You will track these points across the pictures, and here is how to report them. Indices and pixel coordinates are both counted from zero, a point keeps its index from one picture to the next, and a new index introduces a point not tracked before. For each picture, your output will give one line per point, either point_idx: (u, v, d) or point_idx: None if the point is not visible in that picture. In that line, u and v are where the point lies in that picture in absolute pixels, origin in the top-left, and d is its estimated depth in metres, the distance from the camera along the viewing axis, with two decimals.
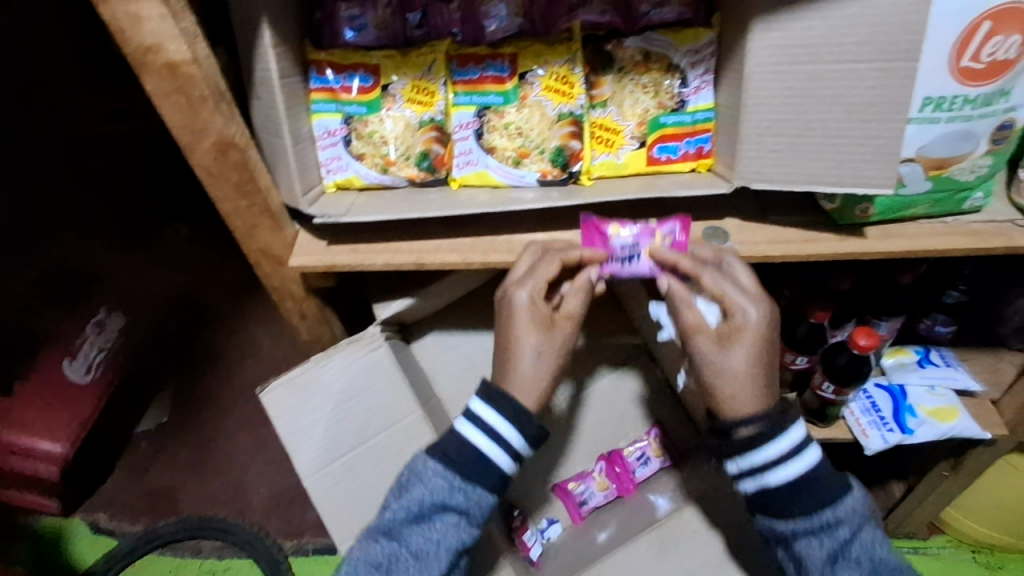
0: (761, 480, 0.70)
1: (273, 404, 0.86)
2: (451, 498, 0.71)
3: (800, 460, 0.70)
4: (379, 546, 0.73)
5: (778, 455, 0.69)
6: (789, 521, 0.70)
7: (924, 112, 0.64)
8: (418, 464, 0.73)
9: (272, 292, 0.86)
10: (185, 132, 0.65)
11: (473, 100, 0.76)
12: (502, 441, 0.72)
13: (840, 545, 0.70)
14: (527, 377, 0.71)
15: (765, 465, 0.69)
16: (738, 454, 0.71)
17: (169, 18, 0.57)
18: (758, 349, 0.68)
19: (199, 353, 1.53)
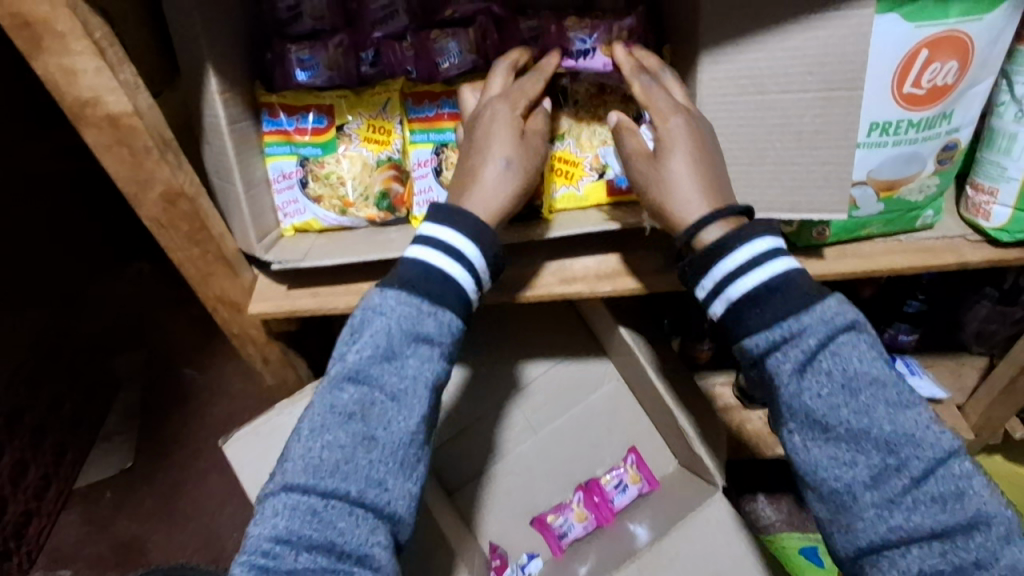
0: (729, 293, 0.57)
1: (238, 455, 0.83)
2: (422, 324, 0.59)
3: (775, 266, 0.56)
4: (346, 394, 0.58)
5: (745, 259, 0.56)
6: (771, 342, 0.55)
7: (871, 136, 0.65)
8: (370, 297, 0.61)
9: (233, 338, 0.83)
10: (130, 183, 0.63)
11: (430, 137, 0.76)
12: (458, 254, 0.61)
13: (839, 369, 0.55)
14: (476, 198, 0.63)
15: (725, 276, 0.56)
16: (704, 266, 0.58)
17: (106, 70, 0.55)
18: (698, 152, 0.61)
19: (165, 393, 1.43)
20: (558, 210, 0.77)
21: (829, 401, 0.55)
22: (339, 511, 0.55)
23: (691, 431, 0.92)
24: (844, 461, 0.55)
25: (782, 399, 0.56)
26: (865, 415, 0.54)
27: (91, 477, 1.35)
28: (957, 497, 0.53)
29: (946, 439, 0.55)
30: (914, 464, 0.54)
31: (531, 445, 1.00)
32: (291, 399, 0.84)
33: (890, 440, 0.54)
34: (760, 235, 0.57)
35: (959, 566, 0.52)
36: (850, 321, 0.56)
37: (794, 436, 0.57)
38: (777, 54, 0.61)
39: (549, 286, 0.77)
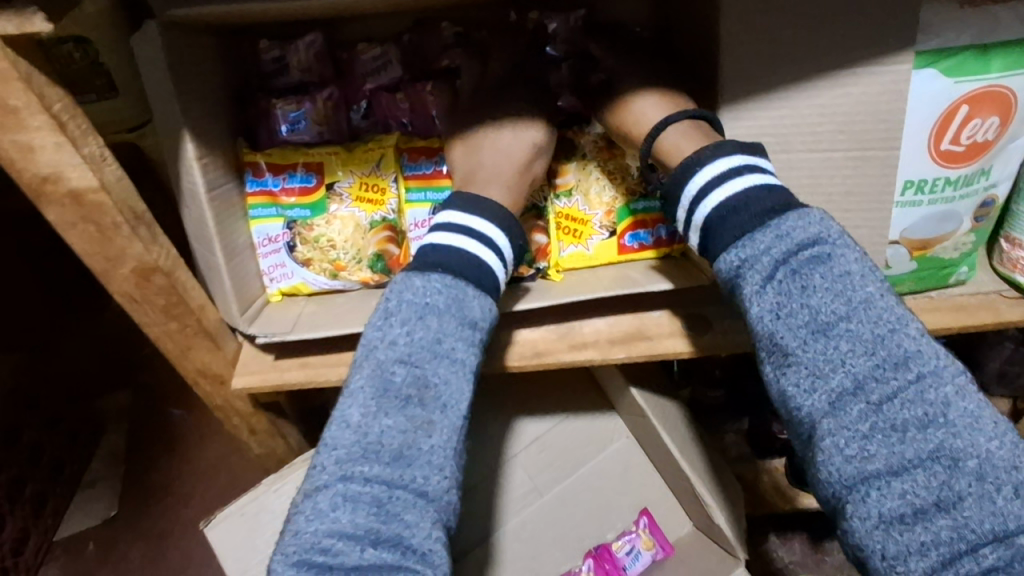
0: (699, 215, 0.55)
1: (219, 540, 0.77)
2: (466, 309, 0.57)
3: (746, 177, 0.54)
4: (398, 377, 0.54)
5: (709, 179, 0.55)
6: (737, 262, 0.52)
7: (906, 195, 0.60)
8: (408, 279, 0.57)
9: (216, 410, 0.77)
10: (99, 260, 0.57)
11: (428, 196, 0.70)
12: (493, 244, 0.60)
13: (797, 284, 0.50)
14: (490, 174, 0.64)
15: (692, 200, 0.56)
16: (675, 194, 0.58)
17: (67, 146, 0.50)
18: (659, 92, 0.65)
19: (148, 443, 1.34)
20: (565, 269, 0.72)
21: (786, 321, 0.50)
22: (405, 503, 0.50)
23: (711, 502, 0.85)
24: (804, 388, 0.49)
25: (748, 325, 0.52)
26: (822, 335, 0.48)
27: (71, 527, 1.26)
28: (925, 426, 0.46)
29: (927, 359, 0.47)
30: (875, 388, 0.47)
31: (541, 497, 0.94)
32: (279, 477, 0.78)
33: (850, 363, 0.48)
34: (730, 154, 0.56)
35: (922, 508, 0.45)
36: (816, 236, 0.50)
37: (766, 366, 0.52)
38: (804, 111, 0.56)
39: (557, 352, 0.71)
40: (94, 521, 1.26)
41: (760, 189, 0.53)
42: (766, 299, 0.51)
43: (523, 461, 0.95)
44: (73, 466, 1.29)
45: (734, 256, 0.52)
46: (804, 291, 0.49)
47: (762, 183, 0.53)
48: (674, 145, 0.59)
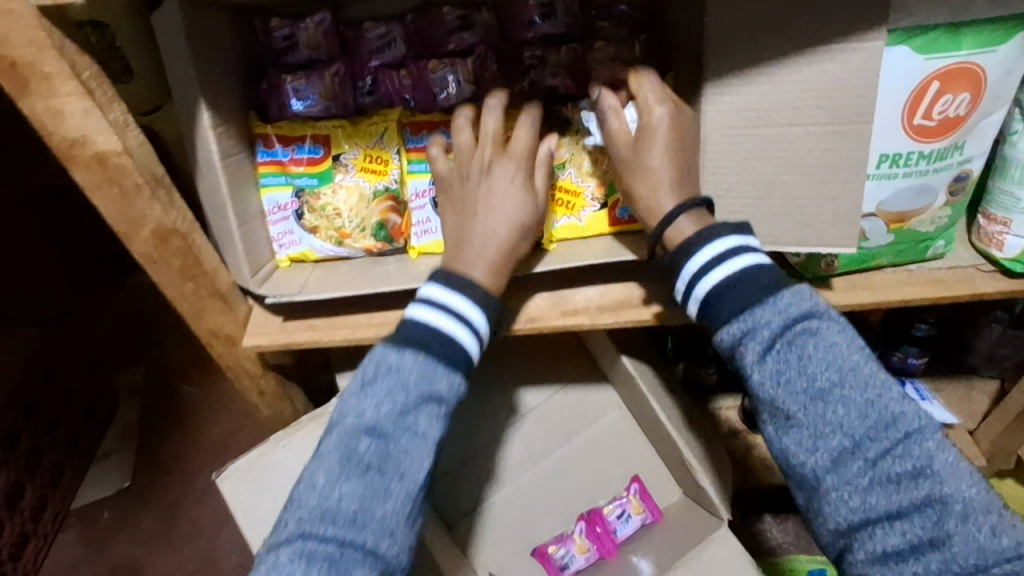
0: (697, 291, 0.60)
1: (231, 491, 0.81)
2: (435, 383, 0.60)
3: (741, 259, 0.58)
4: (363, 446, 0.58)
5: (710, 258, 0.59)
6: (738, 335, 0.58)
7: (881, 168, 0.63)
8: (383, 352, 0.61)
9: (227, 369, 0.81)
10: (121, 221, 0.61)
11: (428, 168, 0.74)
12: (467, 321, 0.63)
13: (793, 356, 0.56)
14: (475, 238, 0.65)
15: (693, 276, 0.60)
16: (676, 269, 0.61)
17: (95, 111, 0.54)
18: (674, 148, 0.63)
19: (163, 416, 1.48)
20: (558, 240, 0.75)
21: (786, 388, 0.56)
22: (354, 561, 0.55)
23: (695, 464, 0.90)
24: (807, 446, 0.56)
25: (751, 389, 0.59)
26: (820, 401, 0.56)
27: (87, 497, 1.39)
28: (914, 477, 0.54)
29: (911, 418, 0.56)
30: (871, 446, 0.55)
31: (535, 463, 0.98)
32: (287, 433, 0.83)
33: (846, 425, 0.55)
34: (726, 236, 0.60)
35: (917, 545, 0.54)
36: (807, 311, 0.57)
37: (770, 425, 0.59)
38: (784, 87, 0.59)
39: (550, 318, 0.74)
40: (109, 492, 1.38)
41: (753, 270, 0.58)
42: (766, 368, 0.57)
43: (526, 433, 0.99)
44: (89, 439, 1.43)
45: (736, 331, 0.58)
46: (800, 362, 0.56)
47: (761, 264, 0.58)
48: (675, 230, 0.62)
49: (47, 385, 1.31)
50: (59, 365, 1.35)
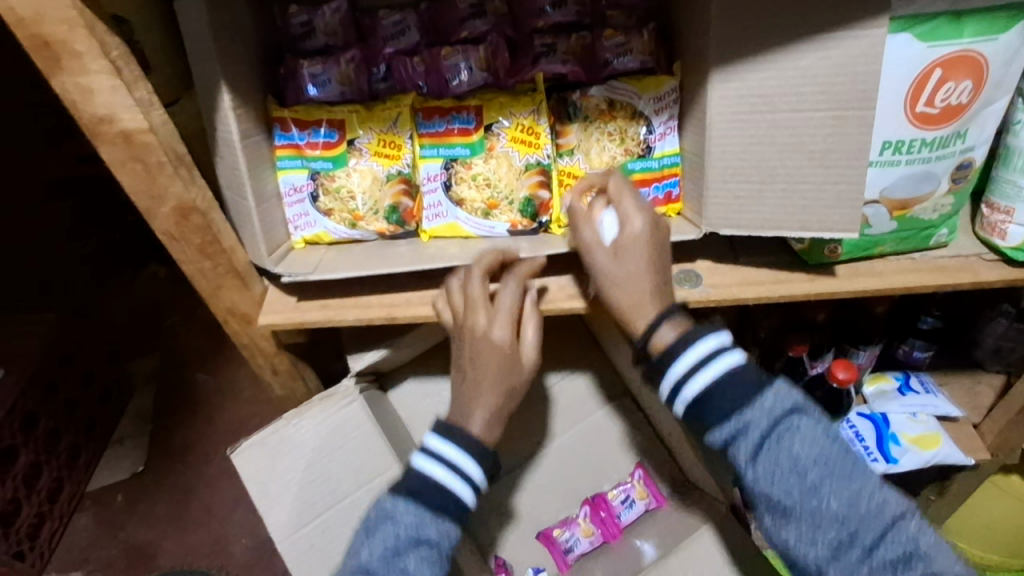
0: (683, 394, 0.64)
1: (246, 466, 0.84)
2: (423, 530, 0.68)
3: (720, 361, 0.63)
4: None
5: (689, 365, 0.63)
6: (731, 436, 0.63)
7: (884, 155, 0.64)
8: (382, 502, 0.71)
9: (243, 348, 0.83)
10: (144, 197, 0.64)
11: (440, 152, 0.76)
12: (460, 472, 0.69)
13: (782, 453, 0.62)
14: (478, 384, 0.70)
15: (676, 380, 0.64)
16: (661, 371, 0.65)
17: (121, 88, 0.56)
18: (647, 267, 0.66)
19: (181, 401, 1.60)
20: (566, 225, 0.77)
21: (780, 484, 0.62)
22: None
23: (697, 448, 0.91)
24: (807, 539, 0.62)
25: (747, 484, 0.64)
26: (814, 494, 0.61)
27: (101, 480, 1.48)
28: (907, 561, 0.61)
29: (894, 505, 0.62)
30: (865, 536, 0.61)
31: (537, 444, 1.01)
32: (299, 409, 0.85)
33: (841, 517, 0.61)
34: (707, 337, 0.64)
35: None
36: (788, 408, 0.63)
37: (768, 518, 0.64)
38: (787, 73, 0.61)
39: (558, 301, 0.75)
40: (125, 475, 1.48)
41: (727, 369, 0.63)
42: (759, 467, 0.63)
43: (524, 409, 1.01)
44: (103, 426, 1.53)
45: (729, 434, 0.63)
46: (790, 459, 0.62)
47: (739, 364, 0.64)
48: (659, 337, 0.65)
49: (65, 368, 1.41)
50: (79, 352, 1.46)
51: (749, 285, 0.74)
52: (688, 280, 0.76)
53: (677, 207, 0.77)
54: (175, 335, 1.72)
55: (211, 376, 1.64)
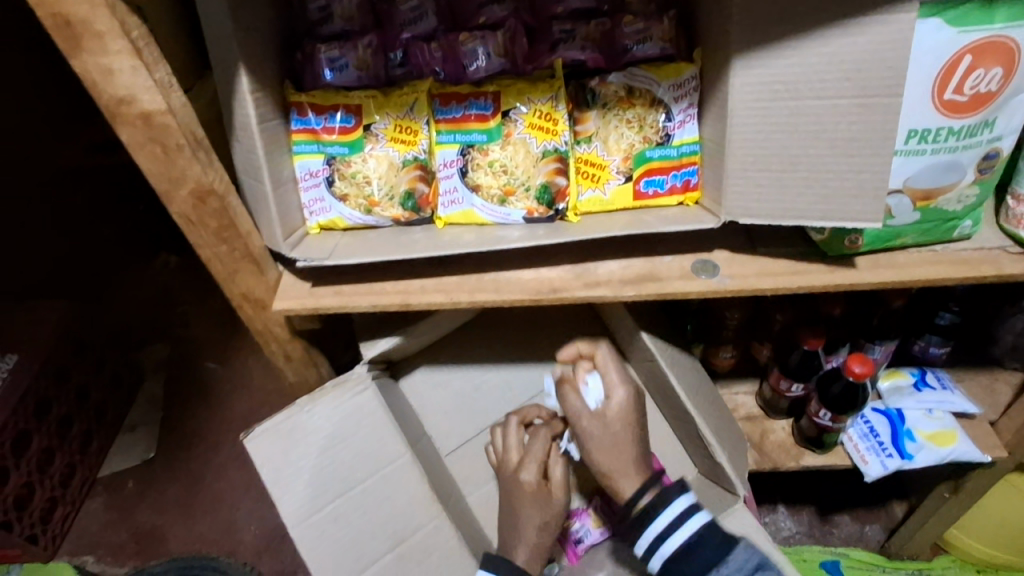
0: (662, 550, 0.76)
1: (259, 452, 0.83)
2: None
3: (694, 523, 0.76)
4: None
5: (665, 525, 0.76)
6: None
7: (909, 144, 0.64)
8: None
9: (257, 334, 0.84)
10: (162, 180, 0.64)
11: (457, 138, 0.75)
12: None
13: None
14: (519, 529, 0.88)
15: (656, 536, 0.76)
16: (642, 528, 0.77)
17: (142, 69, 0.56)
18: (626, 431, 0.83)
19: (192, 388, 1.61)
20: (582, 213, 0.76)
21: None
22: None
23: (713, 441, 0.90)
24: None
25: None
26: None
27: (113, 466, 1.49)
28: None
29: None
30: None
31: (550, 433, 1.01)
32: (312, 395, 0.85)
33: None
34: (677, 498, 0.77)
35: None
36: (759, 563, 0.76)
37: None
38: (812, 60, 0.59)
39: (573, 289, 0.76)
40: (134, 462, 1.49)
41: (697, 531, 0.76)
42: None
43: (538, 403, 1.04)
44: (115, 411, 1.54)
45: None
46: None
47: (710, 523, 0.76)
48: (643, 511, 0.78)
49: (78, 355, 1.42)
50: (92, 340, 1.47)
51: (766, 275, 0.74)
52: (705, 271, 0.75)
53: (695, 197, 0.76)
54: (187, 324, 1.73)
55: (221, 365, 1.65)
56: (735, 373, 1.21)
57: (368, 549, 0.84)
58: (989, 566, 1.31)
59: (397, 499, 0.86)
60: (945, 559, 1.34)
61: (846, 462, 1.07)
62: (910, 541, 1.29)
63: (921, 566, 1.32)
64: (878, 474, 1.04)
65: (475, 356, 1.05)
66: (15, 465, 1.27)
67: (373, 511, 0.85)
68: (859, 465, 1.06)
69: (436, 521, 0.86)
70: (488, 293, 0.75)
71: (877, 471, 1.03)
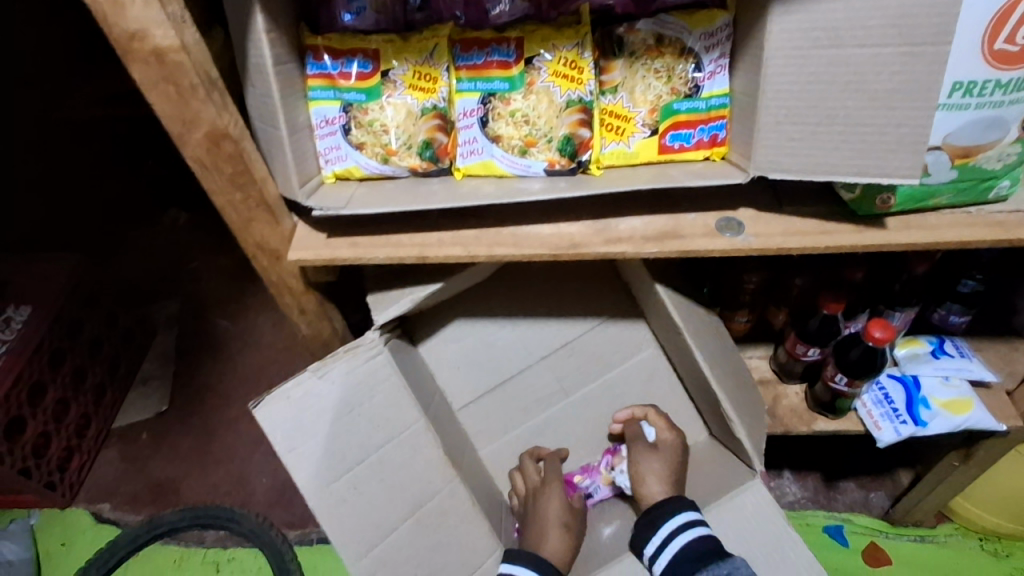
0: (668, 543, 0.84)
1: (270, 422, 0.82)
2: None
3: (700, 531, 0.84)
4: None
5: (673, 524, 0.85)
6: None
7: (953, 97, 0.61)
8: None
9: (271, 287, 0.83)
10: (175, 123, 0.63)
11: (477, 86, 0.73)
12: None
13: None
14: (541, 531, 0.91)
15: (664, 534, 0.85)
16: (654, 527, 0.86)
17: (154, 3, 0.54)
18: (675, 457, 0.95)
19: (203, 343, 1.62)
20: (605, 166, 0.74)
21: None
22: None
23: (732, 416, 0.89)
24: None
25: None
26: None
27: (127, 418, 1.51)
28: None
29: None
30: None
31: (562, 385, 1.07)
32: (321, 362, 0.83)
33: None
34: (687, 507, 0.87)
35: None
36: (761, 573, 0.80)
37: None
38: (856, 5, 0.56)
39: (593, 246, 0.74)
40: (148, 414, 1.51)
41: (700, 538, 0.83)
42: None
43: (553, 363, 1.06)
44: (128, 365, 1.55)
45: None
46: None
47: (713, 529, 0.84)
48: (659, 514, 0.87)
49: (91, 307, 1.43)
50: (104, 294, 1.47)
51: (793, 234, 0.71)
52: (730, 228, 0.73)
53: (722, 151, 0.73)
54: (197, 281, 1.73)
55: (232, 321, 1.65)
56: (750, 338, 1.20)
57: (387, 516, 0.84)
58: (993, 535, 1.32)
59: (412, 466, 0.86)
60: (948, 527, 1.35)
61: (859, 429, 1.07)
62: (914, 509, 1.29)
63: (923, 532, 1.33)
64: (891, 440, 1.03)
65: (488, 312, 1.05)
66: (32, 414, 1.28)
67: (390, 478, 0.85)
68: (871, 430, 1.06)
69: (450, 485, 0.87)
70: (506, 247, 0.74)
71: (890, 438, 1.03)
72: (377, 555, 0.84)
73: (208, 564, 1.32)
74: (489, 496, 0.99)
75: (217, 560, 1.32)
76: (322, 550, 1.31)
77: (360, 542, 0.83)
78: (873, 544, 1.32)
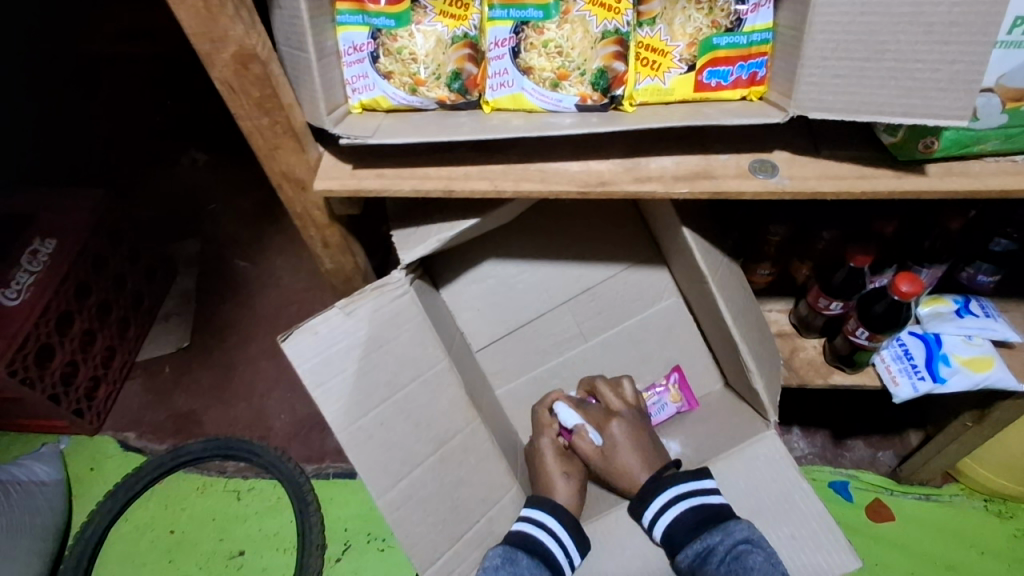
0: (662, 518, 0.86)
1: (298, 355, 0.82)
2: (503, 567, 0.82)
3: (693, 500, 0.85)
4: None
5: (663, 500, 0.86)
6: (693, 555, 0.81)
7: (1013, 34, 0.61)
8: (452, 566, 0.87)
9: (296, 218, 0.83)
10: (204, 41, 0.62)
11: (510, 14, 0.70)
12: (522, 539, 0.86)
13: (736, 566, 0.77)
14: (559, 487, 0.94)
15: (657, 509, 0.86)
16: (648, 499, 0.88)
17: None
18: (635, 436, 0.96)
19: (224, 281, 1.64)
20: (639, 103, 0.72)
21: None
22: None
23: (754, 369, 0.89)
24: None
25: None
26: None
27: (149, 351, 1.55)
28: None
29: None
30: None
31: (581, 328, 1.07)
32: (348, 297, 0.83)
33: None
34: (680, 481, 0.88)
35: None
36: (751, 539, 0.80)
37: None
38: None
39: (622, 184, 0.73)
40: (170, 348, 1.55)
41: (693, 507, 0.84)
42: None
43: (573, 308, 1.06)
44: (150, 300, 1.58)
45: (690, 554, 0.82)
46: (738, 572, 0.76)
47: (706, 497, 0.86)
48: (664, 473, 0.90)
49: (115, 240, 1.44)
50: (126, 230, 1.48)
51: (829, 178, 0.70)
52: (764, 170, 0.71)
53: (760, 91, 0.70)
54: (215, 220, 1.74)
55: (252, 261, 1.67)
56: (771, 291, 1.20)
57: (413, 452, 0.85)
58: (998, 496, 1.33)
59: (438, 404, 0.88)
60: (953, 487, 1.36)
61: (875, 383, 1.06)
62: (921, 468, 1.29)
63: (927, 492, 1.34)
64: (907, 396, 1.03)
65: (510, 253, 1.04)
66: (61, 342, 1.32)
67: (415, 415, 0.86)
68: (888, 386, 1.05)
69: (472, 425, 0.89)
70: (532, 183, 0.73)
71: (907, 393, 1.02)
72: (403, 492, 0.85)
73: (229, 492, 1.37)
74: (506, 438, 1.00)
75: (238, 489, 1.37)
76: (339, 484, 1.36)
77: (387, 477, 0.84)
78: (877, 501, 1.33)
